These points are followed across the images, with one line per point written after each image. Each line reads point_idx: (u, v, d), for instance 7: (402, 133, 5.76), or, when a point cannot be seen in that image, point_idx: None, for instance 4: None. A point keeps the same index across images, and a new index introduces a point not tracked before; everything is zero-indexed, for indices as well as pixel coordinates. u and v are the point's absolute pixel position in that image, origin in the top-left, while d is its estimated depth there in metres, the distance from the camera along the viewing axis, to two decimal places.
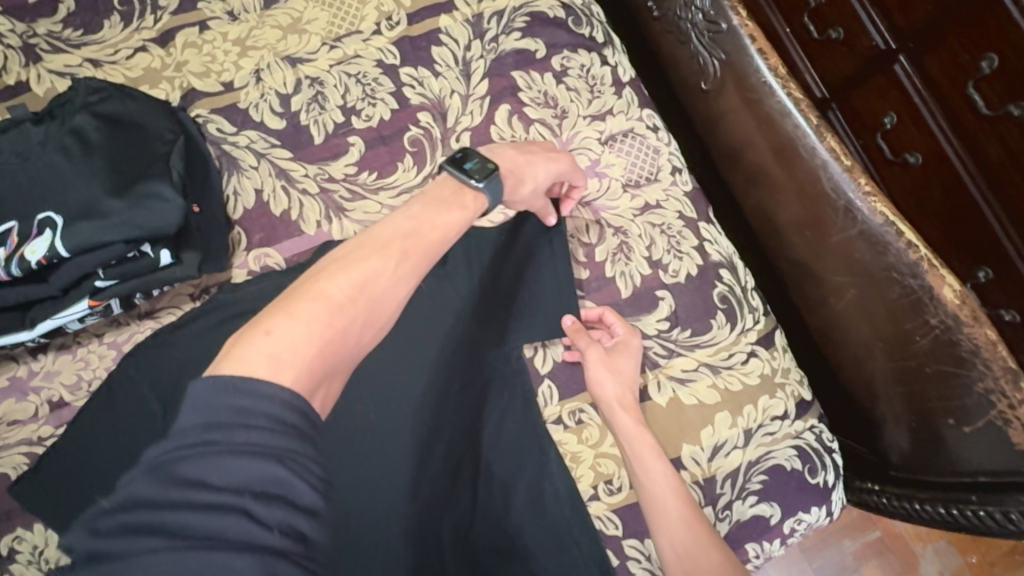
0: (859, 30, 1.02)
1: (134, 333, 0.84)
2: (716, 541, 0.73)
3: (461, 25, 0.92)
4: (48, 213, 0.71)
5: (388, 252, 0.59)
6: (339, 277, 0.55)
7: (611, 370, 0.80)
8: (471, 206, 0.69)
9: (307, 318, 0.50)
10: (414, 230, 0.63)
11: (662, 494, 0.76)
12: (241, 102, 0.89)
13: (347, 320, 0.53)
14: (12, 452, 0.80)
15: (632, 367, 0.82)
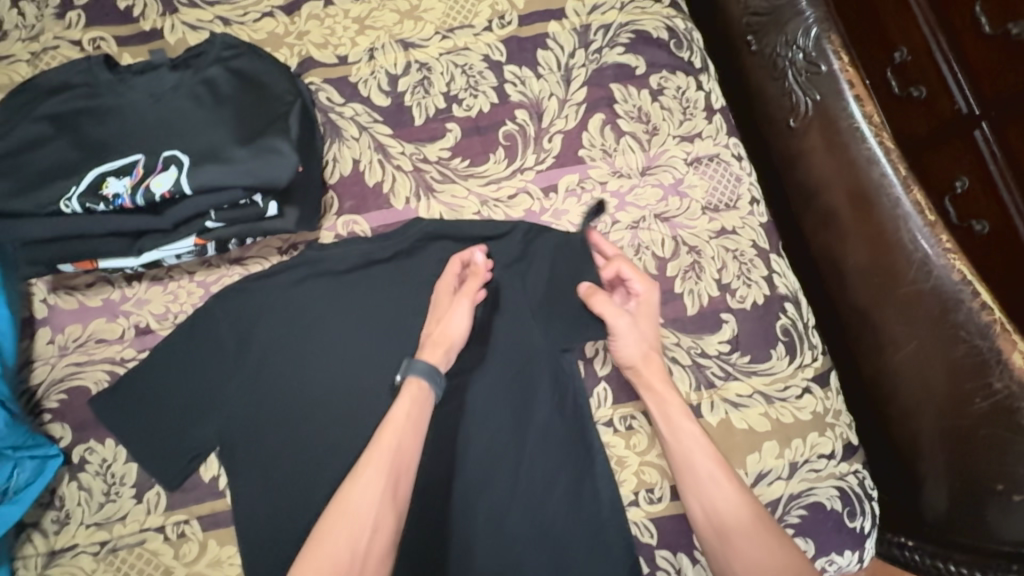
0: (942, 92, 1.06)
1: (222, 276, 0.89)
2: (757, 509, 0.73)
3: (568, 34, 0.96)
4: (175, 152, 0.76)
5: (378, 470, 0.70)
6: (333, 540, 0.66)
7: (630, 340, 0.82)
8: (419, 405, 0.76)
9: (323, 560, 0.64)
10: (397, 440, 0.73)
11: (697, 468, 0.76)
12: (352, 76, 0.94)
13: (350, 561, 0.65)
14: (95, 369, 0.85)
15: (649, 334, 0.83)
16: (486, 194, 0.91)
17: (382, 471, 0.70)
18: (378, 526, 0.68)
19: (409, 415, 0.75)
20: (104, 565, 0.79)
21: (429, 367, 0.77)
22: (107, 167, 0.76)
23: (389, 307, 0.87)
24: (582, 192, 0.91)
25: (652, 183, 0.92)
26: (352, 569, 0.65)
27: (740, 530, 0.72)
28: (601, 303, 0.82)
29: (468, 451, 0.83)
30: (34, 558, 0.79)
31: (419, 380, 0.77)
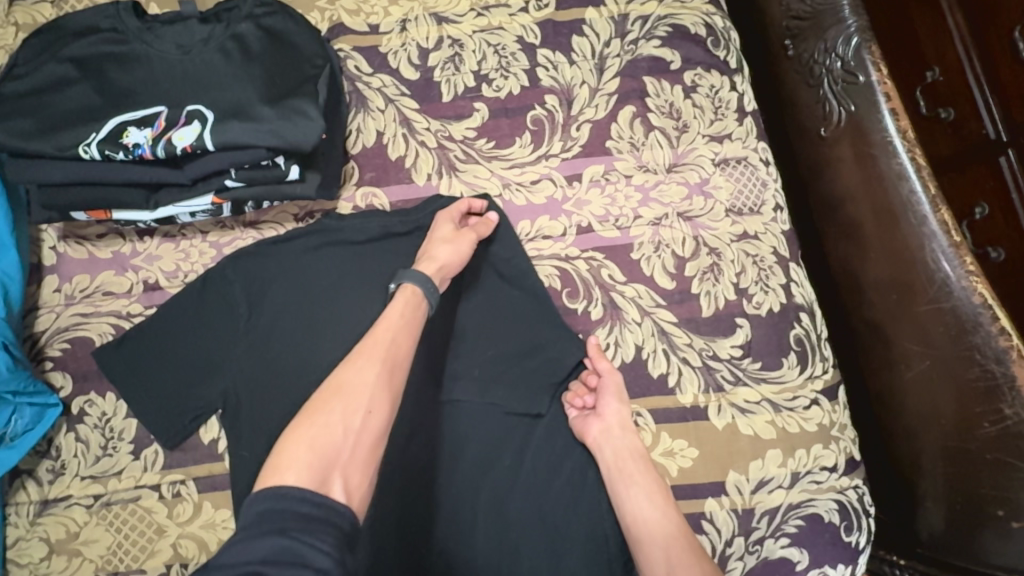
0: (971, 114, 0.98)
1: (236, 239, 0.88)
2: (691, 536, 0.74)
3: (605, 22, 0.94)
4: (199, 107, 0.74)
5: (375, 354, 0.68)
6: (323, 420, 0.62)
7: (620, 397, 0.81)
8: (412, 307, 0.74)
9: (321, 426, 0.61)
10: (396, 334, 0.71)
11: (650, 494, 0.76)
12: (382, 47, 0.93)
13: (339, 445, 0.60)
14: (100, 321, 0.84)
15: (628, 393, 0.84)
16: (509, 177, 0.90)
17: (378, 361, 0.68)
18: (370, 415, 0.64)
19: (404, 310, 0.73)
20: (97, 518, 0.78)
21: (421, 276, 0.76)
22: (129, 117, 0.75)
23: None
24: (606, 184, 0.90)
25: (677, 180, 0.90)
26: (342, 453, 0.60)
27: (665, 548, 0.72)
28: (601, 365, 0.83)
29: (472, 435, 0.83)
30: (27, 506, 0.79)
31: (413, 287, 0.75)
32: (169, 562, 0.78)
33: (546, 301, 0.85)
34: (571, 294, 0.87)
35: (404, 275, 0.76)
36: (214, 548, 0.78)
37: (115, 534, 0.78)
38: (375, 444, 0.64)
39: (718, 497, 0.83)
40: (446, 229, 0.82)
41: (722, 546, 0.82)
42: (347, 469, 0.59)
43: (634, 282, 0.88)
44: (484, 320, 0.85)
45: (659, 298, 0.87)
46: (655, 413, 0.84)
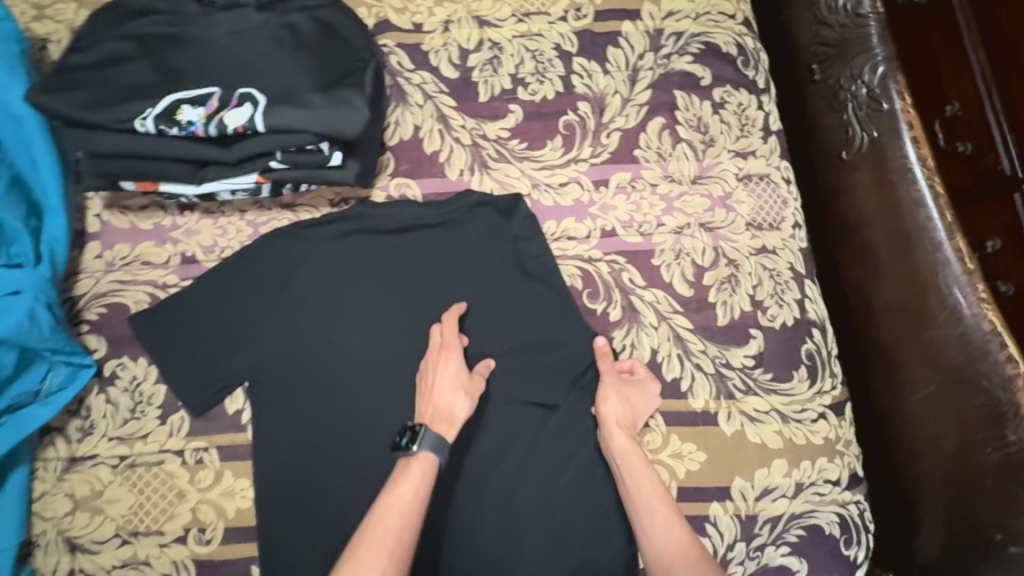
0: (988, 149, 1.01)
1: (272, 219, 0.91)
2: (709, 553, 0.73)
3: (641, 35, 0.97)
4: (250, 89, 0.78)
5: (376, 548, 0.68)
6: None
7: (625, 402, 0.83)
8: (422, 470, 0.75)
9: None
10: (408, 496, 0.72)
11: (653, 507, 0.76)
12: (424, 45, 0.96)
13: None
14: (137, 289, 0.87)
15: (641, 399, 0.84)
16: (539, 178, 0.93)
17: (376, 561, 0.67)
18: None
19: (416, 484, 0.74)
20: (121, 479, 0.81)
21: (440, 441, 0.76)
22: (182, 95, 0.78)
23: (430, 273, 0.88)
24: (632, 191, 0.93)
25: (701, 193, 0.93)
26: None
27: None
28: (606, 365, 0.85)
29: (486, 425, 0.85)
30: (54, 462, 0.81)
31: (430, 453, 0.75)
32: (187, 526, 0.80)
33: (567, 299, 0.88)
34: (592, 295, 0.90)
35: (422, 438, 0.76)
36: (232, 515, 0.81)
37: (138, 495, 0.81)
38: None
39: (723, 502, 0.85)
40: (457, 378, 0.81)
41: (723, 550, 0.84)
42: None
43: (653, 287, 0.90)
44: (506, 313, 0.88)
45: (677, 304, 0.90)
46: (666, 415, 0.87)
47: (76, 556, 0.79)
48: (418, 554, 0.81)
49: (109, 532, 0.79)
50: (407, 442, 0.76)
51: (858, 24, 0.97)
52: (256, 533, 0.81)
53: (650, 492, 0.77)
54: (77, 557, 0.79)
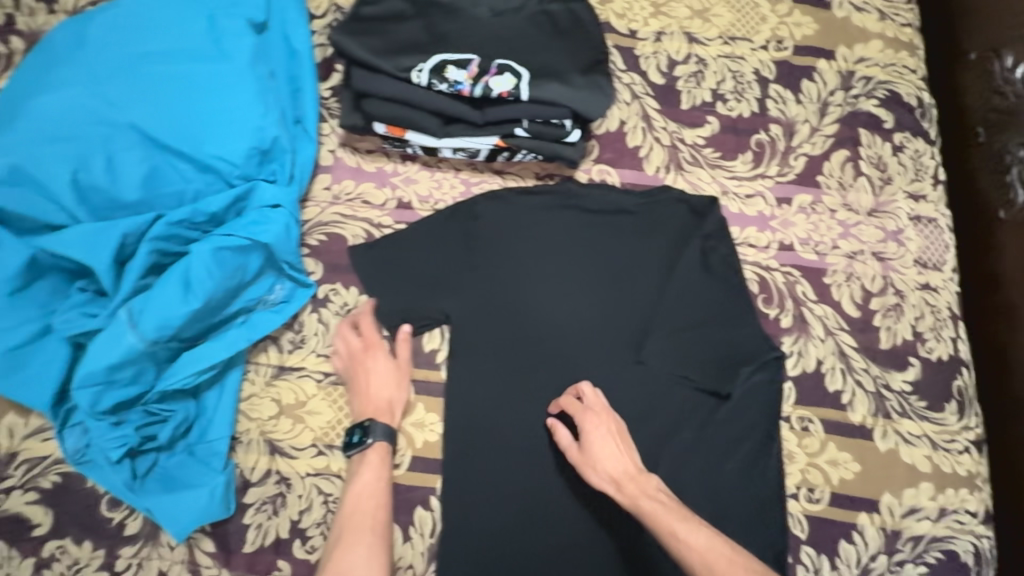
0: None
1: (483, 181, 0.98)
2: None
3: (834, 74, 1.06)
4: (513, 62, 0.86)
5: (361, 533, 0.76)
6: None
7: (596, 453, 0.83)
8: (383, 470, 0.81)
9: None
10: (368, 490, 0.80)
11: (686, 542, 0.76)
12: (637, 50, 1.04)
13: None
14: (355, 224, 0.94)
15: (599, 432, 0.84)
16: (729, 186, 1.00)
17: (366, 546, 0.75)
18: None
19: (378, 470, 0.81)
20: (323, 394, 0.87)
21: (389, 431, 0.83)
22: (448, 56, 0.86)
23: (624, 255, 0.95)
24: (812, 212, 1.00)
25: (875, 225, 1.00)
26: None
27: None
28: (563, 432, 0.86)
29: (660, 402, 0.91)
30: (265, 367, 0.86)
31: (382, 442, 0.82)
32: None
33: (746, 300, 0.95)
34: (767, 300, 0.96)
35: (373, 430, 0.82)
36: (420, 445, 0.87)
37: (336, 411, 0.86)
38: None
39: (871, 513, 0.89)
40: (382, 365, 0.87)
41: (866, 559, 0.88)
42: None
43: (824, 303, 0.97)
44: (688, 303, 0.94)
45: (844, 322, 0.96)
46: (825, 422, 0.92)
47: (275, 458, 0.83)
48: (585, 513, 0.86)
49: (306, 441, 0.85)
50: (358, 439, 0.82)
51: None
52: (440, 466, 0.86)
53: (668, 520, 0.77)
54: (276, 459, 0.83)
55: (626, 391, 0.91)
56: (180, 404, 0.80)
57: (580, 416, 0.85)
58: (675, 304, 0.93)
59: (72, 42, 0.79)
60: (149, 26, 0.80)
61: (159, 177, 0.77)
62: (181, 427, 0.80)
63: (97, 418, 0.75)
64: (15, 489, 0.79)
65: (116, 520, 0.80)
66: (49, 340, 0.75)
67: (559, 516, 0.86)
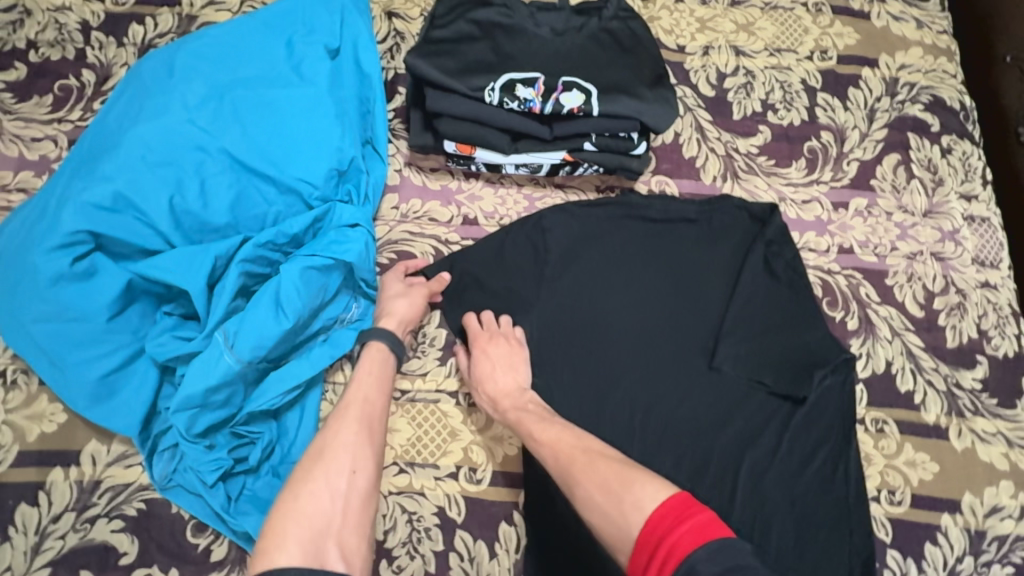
0: None
1: (545, 196, 1.00)
2: (615, 462, 0.74)
3: (878, 81, 1.09)
4: (580, 78, 0.88)
5: (357, 426, 0.75)
6: (311, 488, 0.68)
7: (483, 369, 0.85)
8: (381, 366, 0.81)
9: (319, 502, 0.67)
10: (368, 387, 0.79)
11: (540, 440, 0.79)
12: (687, 64, 1.07)
13: (329, 516, 0.66)
14: (423, 241, 0.95)
15: (499, 358, 0.86)
16: (786, 192, 1.02)
17: (352, 427, 0.74)
18: (354, 475, 0.71)
19: (380, 366, 0.81)
20: (401, 411, 0.87)
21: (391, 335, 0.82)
22: (517, 75, 0.88)
23: (686, 266, 0.97)
24: (868, 215, 1.01)
25: (932, 225, 1.01)
26: (332, 520, 0.66)
27: (585, 496, 0.73)
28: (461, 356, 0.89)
29: (736, 408, 0.91)
30: (342, 386, 0.86)
31: (376, 343, 0.82)
32: (459, 464, 0.85)
33: (812, 304, 0.96)
34: (831, 303, 0.97)
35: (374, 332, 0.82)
36: (500, 459, 0.86)
37: (416, 428, 0.86)
38: (361, 511, 0.69)
39: (954, 514, 0.89)
40: (395, 286, 0.87)
41: (953, 561, 0.88)
42: (341, 533, 0.66)
43: (888, 304, 0.97)
44: (753, 308, 0.95)
45: (909, 322, 0.97)
46: (899, 423, 0.92)
47: None
48: None
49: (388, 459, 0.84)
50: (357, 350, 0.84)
51: None
52: (521, 480, 0.85)
53: (532, 427, 0.80)
54: None
55: (700, 397, 0.92)
56: (264, 425, 0.80)
57: (476, 338, 0.88)
58: (742, 310, 0.95)
59: (156, 72, 0.81)
60: (231, 56, 0.82)
61: (245, 201, 0.79)
62: (266, 450, 0.80)
63: (192, 442, 0.74)
64: (100, 518, 0.78)
65: (202, 546, 0.78)
66: (140, 364, 0.75)
67: None
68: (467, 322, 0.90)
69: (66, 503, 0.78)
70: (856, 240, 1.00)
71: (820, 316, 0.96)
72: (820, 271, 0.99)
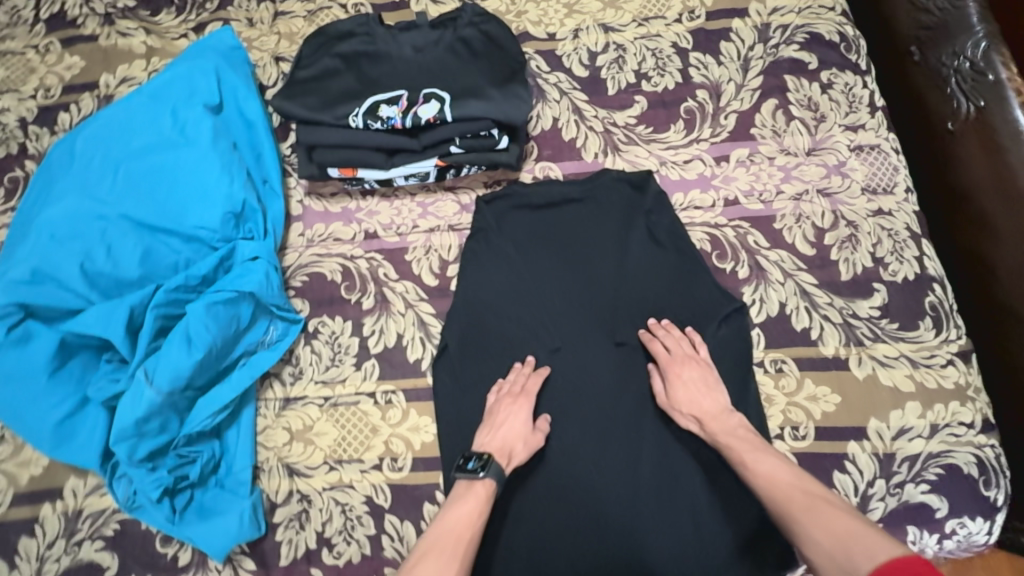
0: None
1: (437, 200, 1.06)
2: (812, 500, 0.74)
3: (750, 30, 1.10)
4: (436, 89, 0.95)
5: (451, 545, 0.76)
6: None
7: (681, 394, 0.89)
8: (481, 494, 0.82)
9: None
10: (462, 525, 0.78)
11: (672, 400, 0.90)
12: (558, 50, 1.12)
13: None
14: (330, 260, 1.04)
15: (693, 385, 0.89)
16: (666, 156, 1.05)
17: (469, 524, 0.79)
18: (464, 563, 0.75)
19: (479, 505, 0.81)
20: (327, 415, 0.96)
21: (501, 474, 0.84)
22: (380, 96, 0.96)
23: (576, 243, 1.01)
24: (751, 164, 1.03)
25: (816, 162, 1.03)
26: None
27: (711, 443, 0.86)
28: (659, 349, 0.92)
29: (634, 371, 0.95)
30: (273, 401, 0.97)
31: (492, 482, 0.83)
32: (381, 456, 0.94)
33: (699, 259, 0.99)
34: (721, 256, 1.00)
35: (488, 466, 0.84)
36: (419, 446, 0.94)
37: (341, 429, 0.96)
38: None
39: (860, 441, 0.91)
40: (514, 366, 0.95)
41: (864, 486, 0.90)
42: None
43: (777, 248, 1.00)
44: (646, 274, 0.98)
45: (801, 262, 0.99)
46: (798, 361, 0.94)
47: (294, 479, 0.94)
48: (581, 487, 0.92)
49: (318, 459, 0.94)
50: (474, 466, 0.84)
51: (957, 7, 1.06)
52: (439, 463, 0.94)
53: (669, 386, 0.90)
54: (295, 480, 0.93)
55: (596, 366, 0.95)
56: (205, 444, 0.92)
57: (673, 360, 0.91)
58: (632, 276, 0.98)
59: (66, 156, 0.95)
60: (129, 131, 0.95)
61: (153, 254, 0.90)
62: (210, 464, 0.92)
63: (136, 466, 0.86)
64: (85, 540, 0.92)
65: (169, 554, 0.91)
66: (88, 408, 0.88)
67: (556, 491, 0.92)
68: (652, 344, 0.93)
69: (56, 530, 0.93)
70: (740, 190, 1.02)
71: (706, 269, 0.98)
72: (707, 226, 1.02)
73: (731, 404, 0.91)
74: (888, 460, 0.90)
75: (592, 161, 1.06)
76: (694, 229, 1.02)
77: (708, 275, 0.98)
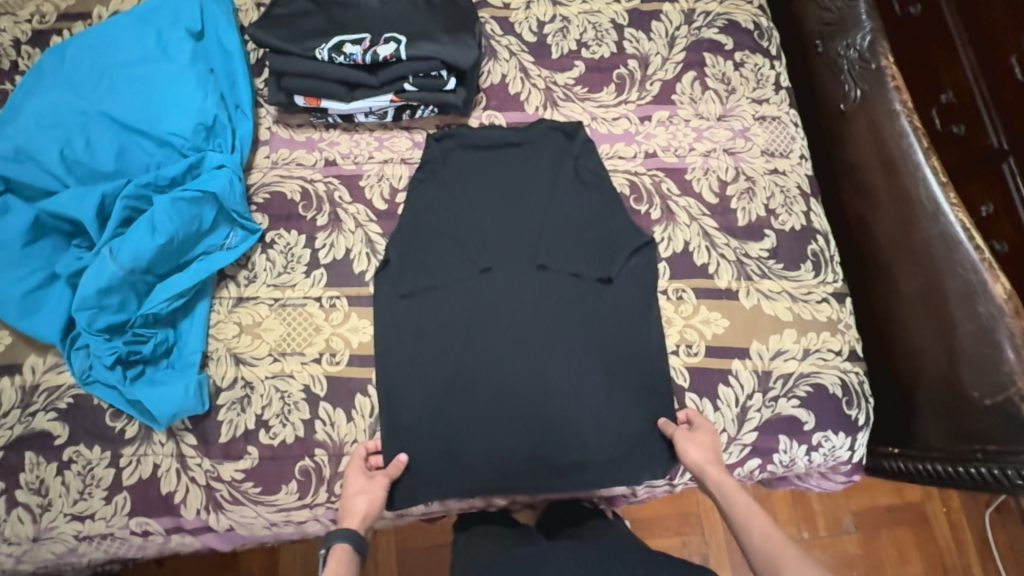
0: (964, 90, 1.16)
1: (393, 137, 1.19)
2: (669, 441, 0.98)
3: (677, 13, 1.26)
4: (395, 33, 1.09)
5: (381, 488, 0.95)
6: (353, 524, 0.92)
7: (694, 444, 0.96)
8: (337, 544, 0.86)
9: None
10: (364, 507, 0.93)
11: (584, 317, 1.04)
12: (511, 18, 1.26)
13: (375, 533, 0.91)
14: (291, 182, 1.14)
15: (714, 442, 0.97)
16: (596, 113, 1.20)
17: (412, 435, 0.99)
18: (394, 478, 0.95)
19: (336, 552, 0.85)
20: (275, 314, 1.06)
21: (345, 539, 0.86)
22: (344, 36, 1.09)
23: (512, 181, 1.14)
24: (670, 124, 1.19)
25: (724, 127, 1.18)
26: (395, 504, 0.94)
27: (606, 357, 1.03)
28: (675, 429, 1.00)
29: (553, 288, 1.06)
30: (226, 299, 1.07)
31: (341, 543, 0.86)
32: (322, 351, 1.04)
33: (617, 200, 1.13)
34: (638, 200, 1.14)
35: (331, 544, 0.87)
36: (356, 345, 1.05)
37: (286, 327, 1.06)
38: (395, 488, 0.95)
39: (743, 359, 1.05)
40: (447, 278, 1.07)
41: (744, 398, 1.03)
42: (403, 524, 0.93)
43: (686, 196, 1.14)
44: (570, 211, 1.12)
45: (705, 208, 1.13)
46: (695, 290, 1.08)
47: (240, 367, 1.03)
48: (498, 384, 1.02)
49: (264, 351, 1.04)
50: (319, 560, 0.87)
51: (850, 5, 1.24)
52: (373, 360, 1.04)
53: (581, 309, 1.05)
54: (240, 368, 1.03)
55: (521, 283, 1.07)
56: (161, 329, 1.01)
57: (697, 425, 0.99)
58: (557, 210, 1.12)
59: (56, 65, 1.06)
60: (117, 48, 1.06)
61: (128, 153, 1.01)
62: (163, 347, 1.01)
63: (94, 336, 0.96)
64: (39, 411, 1.00)
65: (118, 428, 0.99)
66: (54, 284, 0.97)
67: (474, 386, 1.02)
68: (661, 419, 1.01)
69: (13, 402, 1.00)
70: (658, 146, 1.17)
71: (622, 209, 1.12)
72: (628, 174, 1.16)
73: (634, 323, 1.05)
74: (766, 376, 1.04)
75: (533, 113, 1.20)
76: (617, 176, 1.16)
77: (624, 214, 1.12)
